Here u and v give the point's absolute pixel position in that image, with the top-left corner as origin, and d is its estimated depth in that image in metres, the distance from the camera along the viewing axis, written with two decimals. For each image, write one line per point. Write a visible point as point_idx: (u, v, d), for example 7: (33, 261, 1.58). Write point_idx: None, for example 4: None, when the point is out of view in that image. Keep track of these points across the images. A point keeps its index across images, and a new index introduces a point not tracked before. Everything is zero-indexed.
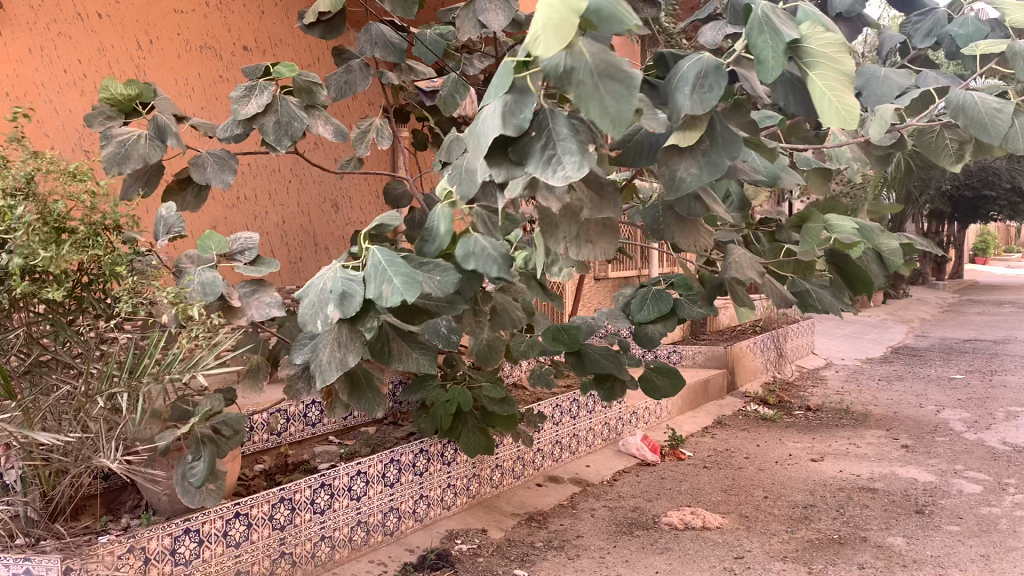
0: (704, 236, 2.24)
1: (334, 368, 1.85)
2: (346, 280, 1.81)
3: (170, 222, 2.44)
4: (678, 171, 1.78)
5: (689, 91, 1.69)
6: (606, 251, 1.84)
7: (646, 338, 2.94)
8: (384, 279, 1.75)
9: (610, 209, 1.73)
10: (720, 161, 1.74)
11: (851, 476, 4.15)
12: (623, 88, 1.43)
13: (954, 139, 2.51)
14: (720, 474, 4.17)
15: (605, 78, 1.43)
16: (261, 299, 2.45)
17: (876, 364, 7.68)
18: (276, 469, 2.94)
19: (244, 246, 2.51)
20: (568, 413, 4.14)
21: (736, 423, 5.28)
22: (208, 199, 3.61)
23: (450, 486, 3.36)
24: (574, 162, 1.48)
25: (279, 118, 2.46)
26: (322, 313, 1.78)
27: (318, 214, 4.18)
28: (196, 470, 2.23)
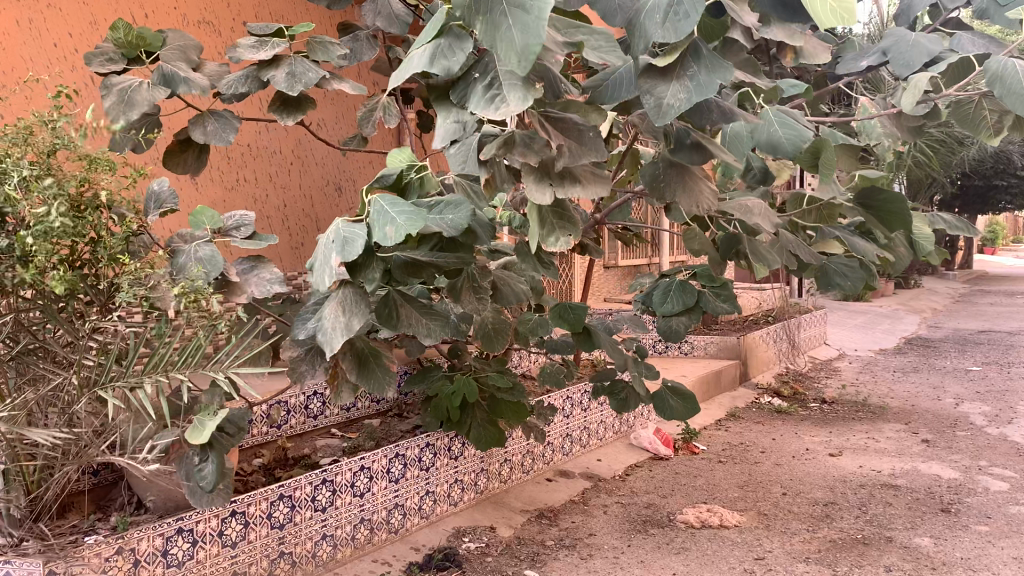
0: (704, 193, 1.99)
1: (340, 333, 1.70)
2: (348, 228, 1.66)
3: (163, 197, 2.28)
4: (656, 100, 1.63)
5: (660, 20, 1.53)
6: (596, 192, 1.79)
7: (668, 331, 2.80)
8: (389, 221, 1.62)
9: (590, 156, 1.69)
10: (707, 87, 1.57)
11: (872, 472, 4.00)
12: (531, 20, 1.29)
13: (993, 112, 2.24)
14: (736, 470, 4.03)
15: (514, 10, 1.31)
16: (260, 276, 2.28)
17: (890, 356, 7.54)
18: (276, 463, 2.81)
19: (240, 223, 2.37)
20: (579, 406, 4.00)
21: (750, 416, 5.14)
22: (207, 181, 3.47)
23: (458, 481, 3.23)
24: (517, 96, 1.51)
25: (293, 70, 2.33)
26: (328, 270, 1.64)
27: (320, 197, 4.03)
28: (205, 472, 2.06)
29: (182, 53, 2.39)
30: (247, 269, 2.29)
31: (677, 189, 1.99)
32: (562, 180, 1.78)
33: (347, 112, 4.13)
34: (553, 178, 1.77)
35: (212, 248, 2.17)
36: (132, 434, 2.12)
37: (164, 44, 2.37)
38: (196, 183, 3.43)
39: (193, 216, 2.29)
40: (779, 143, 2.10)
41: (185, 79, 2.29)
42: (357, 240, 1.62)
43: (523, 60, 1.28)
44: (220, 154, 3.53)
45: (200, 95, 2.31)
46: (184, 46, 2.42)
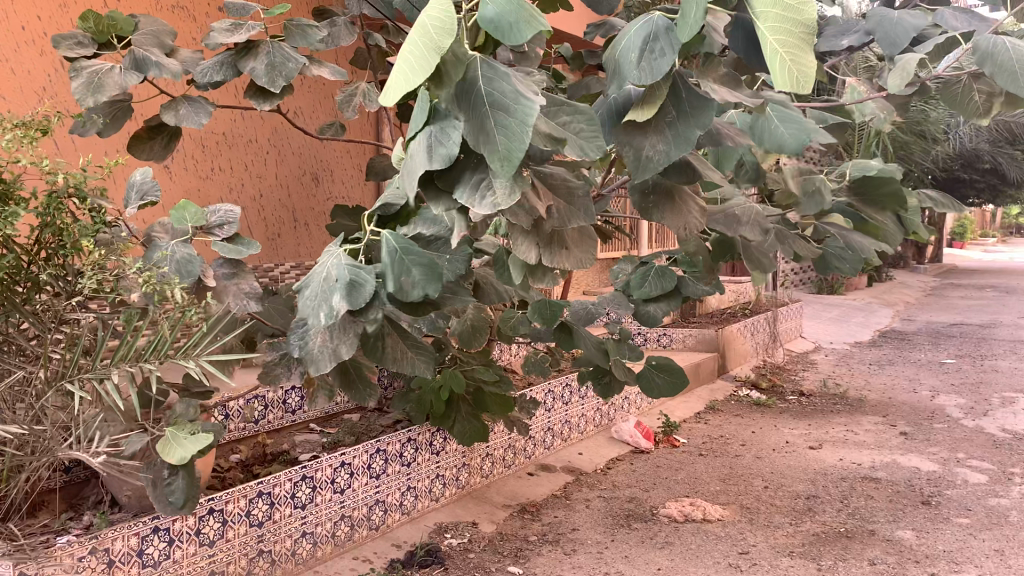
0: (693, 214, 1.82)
1: (328, 358, 1.66)
2: (356, 269, 1.56)
3: (144, 186, 2.21)
4: (643, 148, 1.45)
5: (637, 60, 1.35)
6: (582, 259, 1.57)
7: (647, 317, 2.77)
8: (404, 269, 1.53)
9: (579, 220, 1.47)
10: (690, 131, 1.41)
11: (852, 465, 4.00)
12: (516, 122, 1.21)
13: (982, 91, 2.19)
14: (717, 463, 4.01)
15: (497, 110, 1.23)
16: (239, 286, 2.22)
17: (865, 349, 7.58)
18: (253, 459, 2.74)
19: (224, 219, 2.27)
20: (560, 400, 3.96)
21: (729, 409, 5.13)
22: (180, 170, 3.39)
23: (439, 476, 3.18)
24: (505, 185, 1.29)
25: (271, 60, 2.28)
26: (329, 306, 1.52)
27: (297, 187, 3.95)
28: (172, 486, 1.97)
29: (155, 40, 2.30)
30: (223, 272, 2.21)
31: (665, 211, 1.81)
32: (551, 244, 1.55)
33: (324, 100, 4.05)
34: (541, 237, 1.53)
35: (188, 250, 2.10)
36: (104, 428, 2.05)
37: (135, 29, 2.30)
38: (170, 172, 3.36)
39: (176, 211, 2.17)
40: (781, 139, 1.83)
41: (158, 63, 2.22)
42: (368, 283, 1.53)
43: (506, 165, 1.21)
44: (194, 142, 3.44)
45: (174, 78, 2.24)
46: (156, 30, 2.34)
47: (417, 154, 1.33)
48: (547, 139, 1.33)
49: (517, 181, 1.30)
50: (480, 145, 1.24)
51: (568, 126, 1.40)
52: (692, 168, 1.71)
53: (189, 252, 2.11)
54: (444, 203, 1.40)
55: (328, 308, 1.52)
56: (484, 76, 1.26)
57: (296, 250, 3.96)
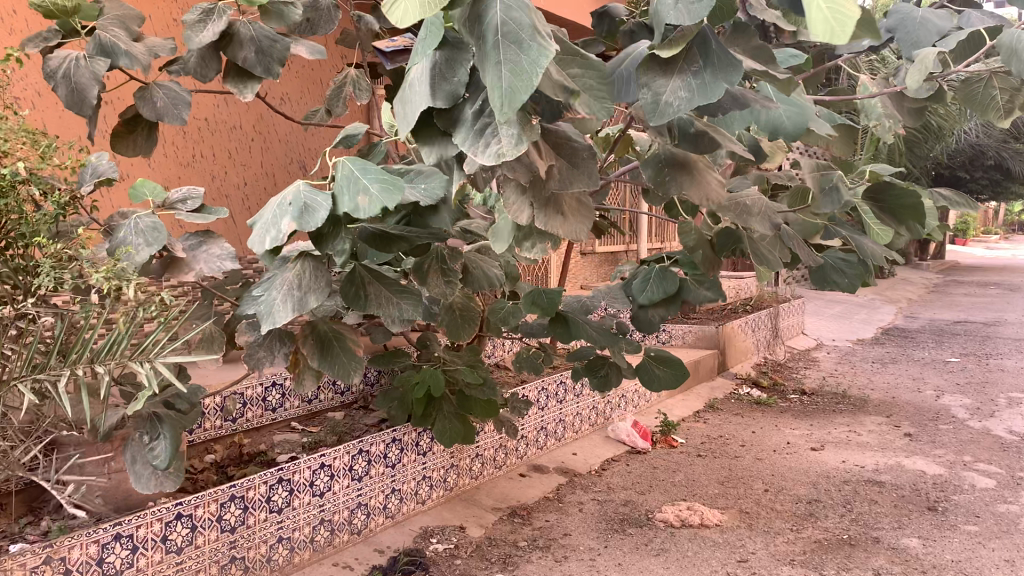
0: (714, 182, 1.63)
1: (292, 304, 1.50)
2: (311, 194, 1.41)
3: (101, 170, 2.08)
4: (663, 97, 1.17)
5: (672, 3, 1.09)
6: (580, 230, 1.28)
7: (646, 323, 2.59)
8: (359, 189, 1.37)
9: (581, 184, 1.20)
10: (714, 87, 1.14)
11: (855, 468, 3.87)
12: (526, 55, 0.94)
13: (1004, 90, 1.94)
14: (716, 465, 3.88)
15: (507, 43, 0.96)
16: (210, 252, 2.02)
17: (868, 346, 7.44)
18: (229, 461, 2.61)
19: (187, 195, 2.12)
20: (554, 398, 3.83)
21: (729, 408, 5.00)
22: (159, 156, 3.26)
23: (425, 478, 3.05)
24: (512, 134, 1.05)
25: (255, 39, 2.03)
26: (278, 232, 1.38)
27: (284, 175, 3.82)
28: (156, 452, 1.79)
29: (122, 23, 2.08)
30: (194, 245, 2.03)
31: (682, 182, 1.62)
32: (545, 205, 1.26)
33: (312, 86, 3.91)
34: (537, 197, 1.25)
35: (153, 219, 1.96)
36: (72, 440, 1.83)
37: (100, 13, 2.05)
38: (149, 159, 3.23)
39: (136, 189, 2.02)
40: (779, 121, 1.60)
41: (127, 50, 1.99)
42: (320, 210, 1.37)
43: (507, 99, 0.93)
44: (173, 126, 3.30)
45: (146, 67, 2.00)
46: (121, 15, 2.09)
47: (416, 84, 1.11)
48: (558, 87, 1.05)
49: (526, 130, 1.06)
50: (481, 66, 0.98)
51: (582, 81, 1.14)
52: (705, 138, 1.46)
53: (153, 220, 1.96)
54: (444, 143, 1.19)
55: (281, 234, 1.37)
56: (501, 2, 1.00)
57: None
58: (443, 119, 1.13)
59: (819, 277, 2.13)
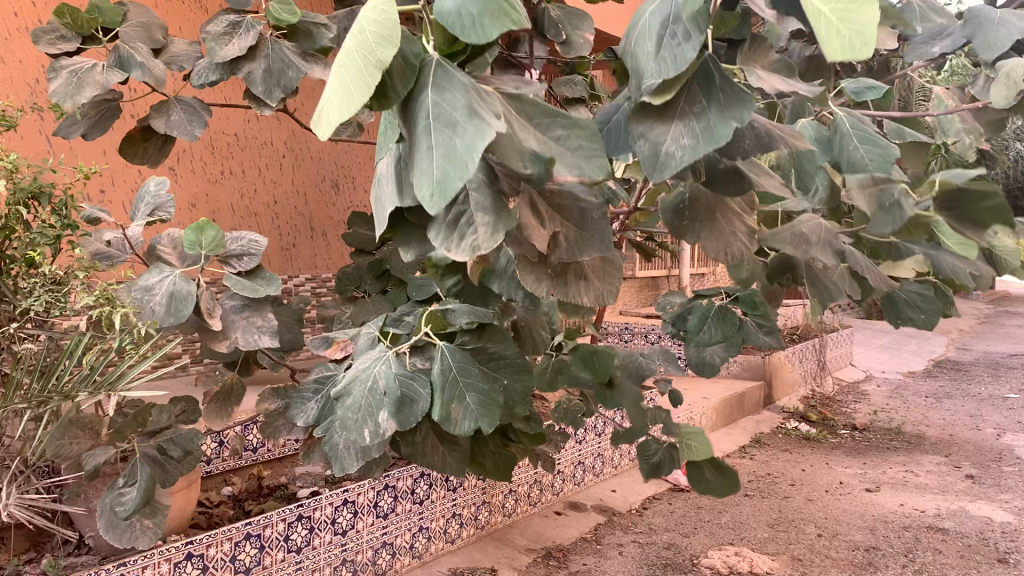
0: (751, 228, 1.22)
1: (354, 459, 1.17)
2: (408, 375, 1.01)
3: (157, 196, 1.84)
4: (644, 148, 0.68)
5: (652, 50, 0.69)
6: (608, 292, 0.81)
7: (703, 363, 2.29)
8: (456, 393, 1.01)
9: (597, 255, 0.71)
10: (723, 127, 0.65)
11: (914, 512, 3.61)
12: (457, 138, 0.55)
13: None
14: (764, 505, 3.65)
15: (441, 125, 0.57)
16: (250, 321, 1.73)
17: (920, 379, 7.14)
18: (247, 494, 2.46)
19: (245, 248, 1.77)
20: (592, 431, 3.63)
21: (776, 443, 4.76)
22: (186, 172, 3.15)
23: (455, 515, 2.86)
24: (488, 221, 0.63)
25: (270, 65, 1.81)
26: (372, 424, 0.95)
27: (315, 194, 3.69)
28: (126, 497, 1.59)
29: (147, 30, 1.92)
30: (232, 306, 1.73)
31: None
32: None
33: None
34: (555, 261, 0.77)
35: (189, 285, 1.56)
36: (70, 463, 1.68)
37: (125, 17, 1.89)
38: (176, 174, 3.12)
39: (190, 233, 1.64)
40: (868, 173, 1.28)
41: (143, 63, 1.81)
42: (419, 400, 1.00)
43: (436, 192, 0.55)
44: (200, 142, 3.19)
45: (163, 79, 1.82)
46: (147, 21, 1.93)
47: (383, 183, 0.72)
48: (525, 152, 0.60)
49: (504, 215, 0.63)
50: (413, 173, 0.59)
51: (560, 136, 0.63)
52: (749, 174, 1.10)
53: (187, 287, 1.56)
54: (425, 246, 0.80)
55: (373, 427, 0.95)
56: (433, 80, 0.62)
57: (312, 262, 3.68)
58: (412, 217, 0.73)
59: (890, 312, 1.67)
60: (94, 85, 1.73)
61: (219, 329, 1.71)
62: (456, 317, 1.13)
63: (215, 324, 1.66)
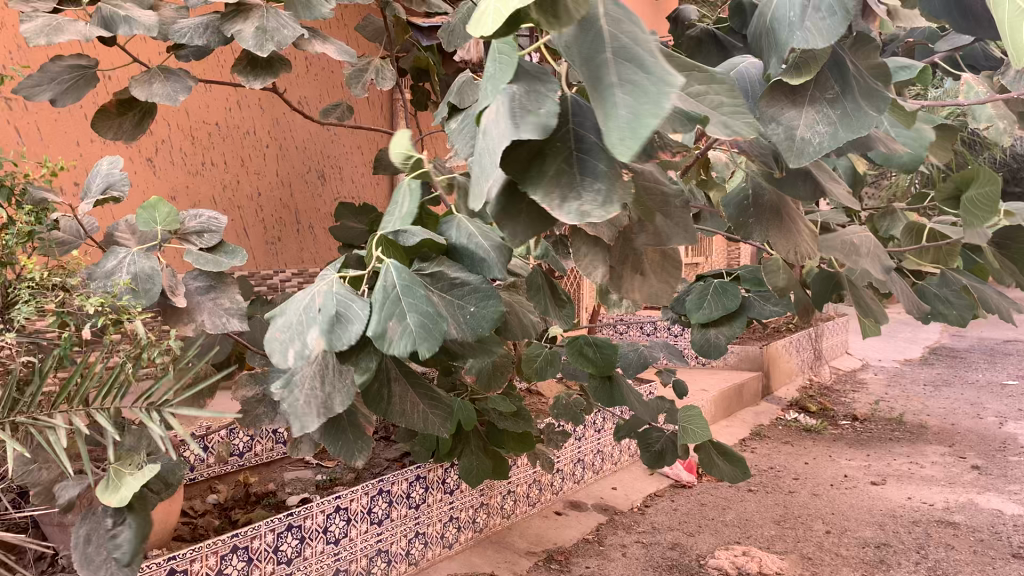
0: (805, 236, 1.14)
1: (308, 412, 0.89)
2: (341, 293, 0.90)
3: (109, 174, 1.65)
4: (780, 131, 0.77)
5: (799, 19, 0.74)
6: (664, 292, 0.88)
7: (705, 347, 2.06)
8: (396, 309, 0.87)
9: (681, 245, 0.82)
10: (862, 118, 0.74)
11: (923, 506, 3.52)
12: (645, 80, 0.53)
13: None
14: (769, 501, 3.54)
15: (624, 60, 0.54)
16: (216, 303, 1.58)
17: (916, 367, 7.06)
18: (234, 502, 2.32)
19: (204, 226, 1.65)
20: (592, 427, 3.52)
21: (777, 435, 4.66)
22: (165, 163, 3.01)
23: (452, 519, 2.74)
24: (598, 192, 0.62)
25: (264, 24, 1.66)
26: (299, 343, 0.89)
27: (301, 186, 3.54)
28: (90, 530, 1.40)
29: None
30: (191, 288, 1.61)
31: (768, 226, 1.14)
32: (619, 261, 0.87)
33: (332, 90, 3.64)
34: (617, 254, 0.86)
35: (151, 262, 1.51)
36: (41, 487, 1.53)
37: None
38: (155, 166, 2.98)
39: (143, 212, 1.57)
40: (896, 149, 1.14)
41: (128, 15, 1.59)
42: (355, 323, 0.87)
43: (628, 133, 0.51)
44: (180, 132, 3.06)
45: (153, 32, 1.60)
46: None
47: (486, 127, 0.63)
48: (675, 115, 0.69)
49: (618, 188, 0.63)
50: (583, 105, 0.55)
51: (705, 100, 0.71)
52: (820, 181, 1.03)
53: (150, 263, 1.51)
54: (512, 211, 0.70)
55: (300, 348, 0.88)
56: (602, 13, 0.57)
57: (298, 256, 3.55)
58: (508, 167, 0.65)
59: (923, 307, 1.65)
60: (73, 35, 1.53)
61: (182, 308, 1.56)
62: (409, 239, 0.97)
63: (178, 302, 1.54)
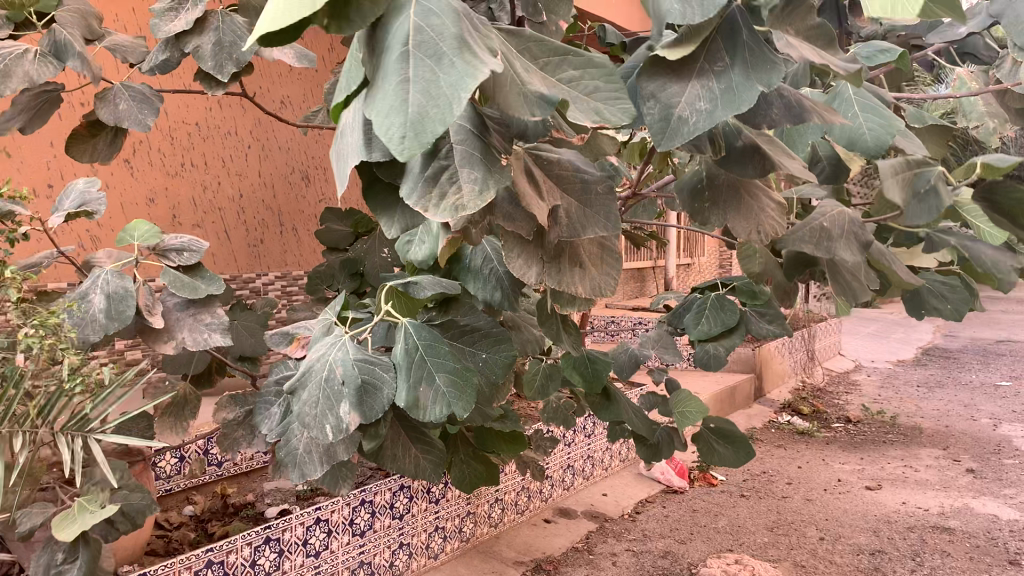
0: (770, 214, 1.04)
1: (319, 460, 1.09)
2: (367, 360, 0.93)
3: (85, 192, 1.57)
4: (656, 110, 0.72)
5: None
6: (603, 283, 0.83)
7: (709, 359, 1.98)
8: (424, 375, 0.95)
9: (599, 231, 0.78)
10: (745, 91, 0.68)
11: (918, 511, 3.46)
12: (442, 77, 0.53)
13: None
14: (762, 507, 3.49)
15: (421, 57, 0.55)
16: (197, 320, 1.49)
17: (910, 368, 7.02)
18: (211, 514, 2.25)
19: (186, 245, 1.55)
20: (582, 432, 3.46)
21: (770, 439, 4.60)
22: (142, 165, 2.94)
23: (438, 529, 2.67)
24: (475, 175, 0.64)
25: (221, 38, 1.55)
26: (330, 420, 0.91)
27: (284, 187, 3.46)
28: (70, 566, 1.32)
29: (85, 18, 1.66)
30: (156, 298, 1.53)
31: (727, 206, 1.05)
32: (556, 258, 0.82)
33: (314, 90, 3.57)
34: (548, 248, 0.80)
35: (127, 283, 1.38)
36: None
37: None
38: (133, 168, 2.92)
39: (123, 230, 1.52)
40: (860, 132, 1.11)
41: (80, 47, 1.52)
42: (382, 388, 0.92)
43: (411, 132, 0.52)
44: (158, 133, 2.99)
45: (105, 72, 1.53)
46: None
47: (347, 130, 0.66)
48: (534, 99, 0.60)
49: (494, 171, 0.64)
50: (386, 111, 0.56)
51: (581, 87, 0.68)
52: (767, 155, 0.96)
53: (126, 286, 1.38)
54: (388, 208, 0.76)
55: (334, 422, 0.90)
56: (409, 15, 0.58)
57: (281, 259, 3.47)
58: (384, 172, 0.69)
59: (912, 305, 1.68)
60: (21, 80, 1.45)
61: (162, 326, 1.46)
62: (419, 292, 1.10)
63: (157, 322, 1.43)
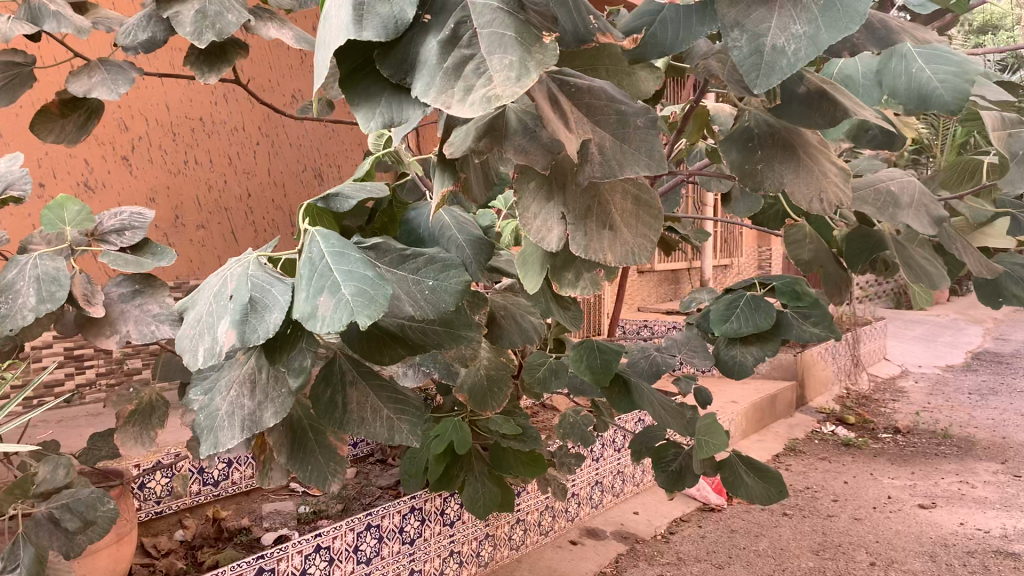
0: (831, 180, 0.84)
1: (237, 425, 0.78)
2: (256, 281, 0.72)
3: (7, 172, 1.40)
4: (743, 42, 0.63)
5: None
6: (641, 252, 0.72)
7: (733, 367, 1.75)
8: (326, 285, 0.66)
9: (641, 169, 0.65)
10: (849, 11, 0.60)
11: (978, 533, 3.19)
12: None
13: None
14: (806, 527, 3.23)
15: None
16: (144, 308, 1.29)
17: (960, 374, 6.68)
18: (203, 540, 2.06)
19: (125, 223, 1.39)
20: (611, 446, 3.24)
21: (813, 451, 4.33)
22: (142, 163, 2.79)
23: (453, 554, 2.48)
24: (508, 58, 0.55)
25: (205, 6, 1.26)
26: (211, 338, 0.71)
27: (296, 187, 3.27)
28: None
29: None
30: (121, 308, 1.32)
31: (783, 167, 0.85)
32: (584, 217, 0.72)
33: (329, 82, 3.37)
34: (570, 203, 0.73)
35: (58, 263, 1.19)
36: None
37: None
38: (131, 166, 2.77)
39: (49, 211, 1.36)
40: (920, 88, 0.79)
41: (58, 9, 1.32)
42: (274, 311, 0.69)
43: None
44: (160, 129, 2.83)
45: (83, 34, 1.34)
46: None
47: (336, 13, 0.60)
48: None
49: (533, 49, 0.55)
50: None
51: None
52: (835, 102, 0.81)
53: (55, 264, 1.18)
54: (375, 98, 0.64)
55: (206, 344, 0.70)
56: None
57: None
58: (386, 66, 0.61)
59: (989, 292, 1.42)
60: None
61: (103, 318, 1.27)
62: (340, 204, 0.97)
63: (96, 313, 1.24)
